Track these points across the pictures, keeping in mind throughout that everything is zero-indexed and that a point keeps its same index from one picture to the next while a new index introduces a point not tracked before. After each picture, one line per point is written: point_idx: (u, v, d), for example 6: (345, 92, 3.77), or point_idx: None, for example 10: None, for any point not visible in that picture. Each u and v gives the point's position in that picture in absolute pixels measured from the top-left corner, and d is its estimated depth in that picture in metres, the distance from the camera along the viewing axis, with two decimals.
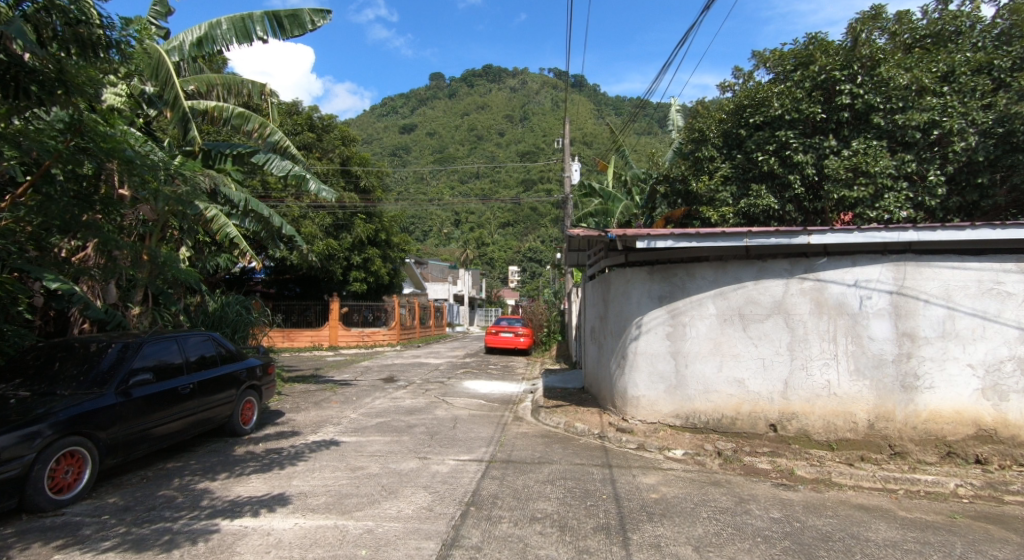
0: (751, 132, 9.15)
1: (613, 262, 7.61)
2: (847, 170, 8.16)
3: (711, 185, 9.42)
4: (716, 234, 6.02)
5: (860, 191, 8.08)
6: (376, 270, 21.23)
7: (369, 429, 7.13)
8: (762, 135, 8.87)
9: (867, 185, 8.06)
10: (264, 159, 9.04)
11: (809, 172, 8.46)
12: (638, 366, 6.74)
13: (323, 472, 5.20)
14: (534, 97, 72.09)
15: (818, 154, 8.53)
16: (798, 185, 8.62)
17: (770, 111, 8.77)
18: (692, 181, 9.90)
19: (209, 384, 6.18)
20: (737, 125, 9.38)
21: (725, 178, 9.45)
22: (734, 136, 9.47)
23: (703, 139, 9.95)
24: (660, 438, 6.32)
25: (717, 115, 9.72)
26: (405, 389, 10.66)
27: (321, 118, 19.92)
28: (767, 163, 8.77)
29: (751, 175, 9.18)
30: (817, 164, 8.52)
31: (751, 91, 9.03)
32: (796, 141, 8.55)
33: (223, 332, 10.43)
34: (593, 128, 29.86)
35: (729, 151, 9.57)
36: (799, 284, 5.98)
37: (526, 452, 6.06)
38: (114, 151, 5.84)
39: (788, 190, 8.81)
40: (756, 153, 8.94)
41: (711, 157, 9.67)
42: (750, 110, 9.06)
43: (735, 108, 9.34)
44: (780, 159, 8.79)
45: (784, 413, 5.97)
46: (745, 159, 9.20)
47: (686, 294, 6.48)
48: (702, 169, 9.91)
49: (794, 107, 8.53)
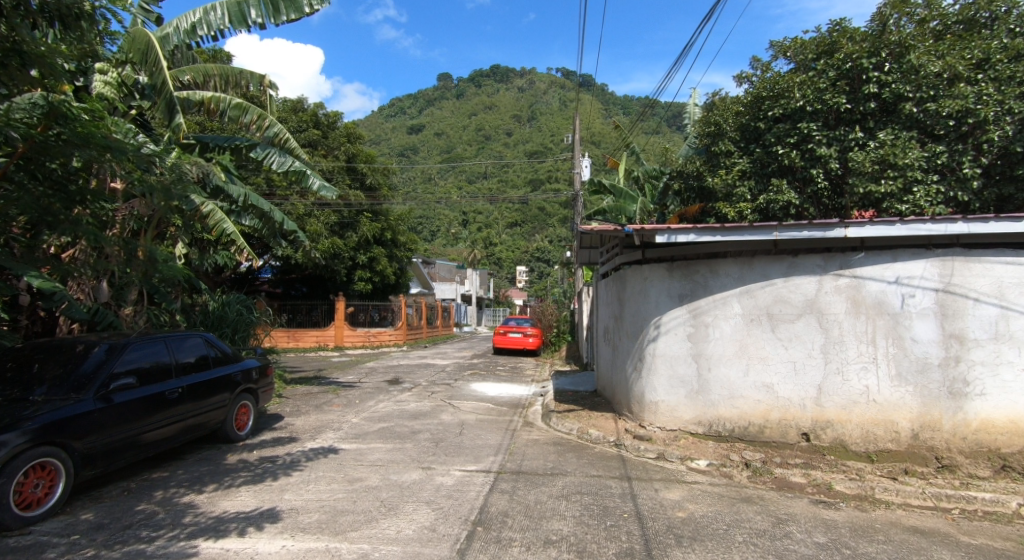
0: (770, 125, 8.70)
1: (628, 258, 7.19)
2: (875, 162, 7.62)
3: (729, 180, 8.91)
4: (743, 227, 5.60)
5: (890, 184, 7.55)
6: (382, 269, 20.85)
7: (371, 436, 6.73)
8: (783, 128, 8.40)
9: (896, 178, 7.54)
10: (263, 153, 8.65)
11: (833, 165, 7.98)
12: (657, 370, 6.34)
13: (319, 484, 4.79)
14: (542, 96, 71.36)
15: (841, 147, 8.09)
16: (821, 180, 8.14)
17: (790, 102, 8.31)
18: (708, 176, 9.40)
19: (200, 388, 5.79)
20: (755, 117, 8.92)
21: (743, 173, 8.94)
22: (752, 129, 9.01)
23: (720, 133, 9.48)
24: (681, 447, 5.91)
25: (734, 106, 9.27)
26: (409, 392, 10.26)
27: (326, 115, 19.58)
28: (788, 157, 8.31)
29: (770, 169, 8.67)
30: (841, 158, 8.07)
31: (770, 81, 8.59)
32: (819, 133, 8.08)
33: (223, 333, 10.07)
34: (602, 127, 29.48)
35: (747, 145, 9.09)
36: (834, 281, 5.52)
37: (538, 462, 5.62)
38: (90, 138, 5.39)
39: (810, 184, 8.35)
40: (776, 146, 8.47)
41: (729, 151, 9.18)
42: (770, 102, 8.62)
43: (753, 99, 8.89)
44: (802, 152, 8.33)
45: (818, 422, 5.52)
46: (765, 152, 8.71)
47: (709, 292, 6.06)
48: (719, 165, 9.41)
49: (817, 98, 8.07)
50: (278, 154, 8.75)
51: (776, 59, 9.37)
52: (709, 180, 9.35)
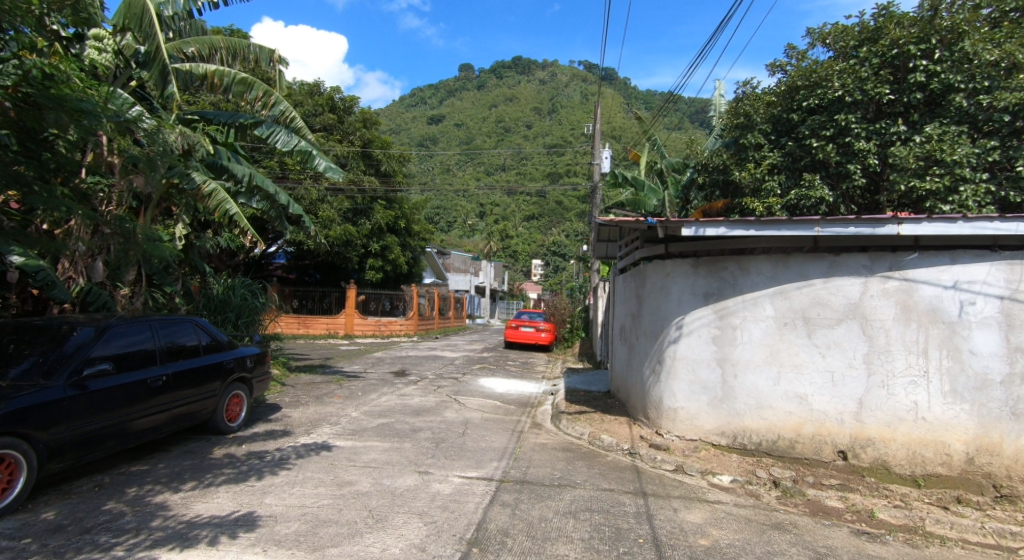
0: (804, 116, 8.06)
1: (649, 252, 6.69)
2: (919, 158, 6.96)
3: (758, 174, 8.31)
4: (781, 220, 5.08)
5: (935, 180, 6.82)
6: (394, 258, 20.47)
7: (368, 433, 6.32)
8: (818, 120, 7.78)
9: (942, 176, 6.82)
10: (268, 131, 8.26)
11: (872, 161, 7.29)
12: (677, 374, 5.87)
13: (305, 487, 4.36)
14: (563, 89, 70.26)
15: (882, 142, 7.42)
16: (859, 176, 7.44)
17: (828, 92, 7.69)
18: (735, 170, 8.80)
19: (188, 377, 5.41)
20: (788, 108, 8.31)
21: (773, 167, 8.33)
22: (785, 121, 8.39)
23: (750, 125, 8.90)
24: (702, 460, 5.43)
25: (766, 96, 8.69)
26: (414, 386, 9.85)
27: (343, 99, 19.19)
28: (822, 151, 7.64)
29: (803, 163, 8.00)
30: (881, 153, 7.39)
31: (806, 69, 7.97)
32: (858, 126, 7.42)
33: (227, 318, 9.74)
34: (624, 121, 28.71)
35: (779, 138, 8.50)
36: (881, 284, 4.97)
37: (544, 470, 5.15)
38: (59, 101, 4.84)
39: (846, 180, 7.61)
40: (810, 139, 7.82)
41: (758, 144, 8.63)
42: (805, 92, 8.00)
43: (788, 88, 8.28)
44: (838, 146, 7.65)
45: (857, 439, 4.99)
46: (797, 146, 8.07)
47: (738, 291, 5.57)
48: (747, 158, 8.81)
49: (858, 87, 7.44)
50: (282, 133, 8.32)
51: (812, 47, 8.75)
52: (736, 174, 8.75)
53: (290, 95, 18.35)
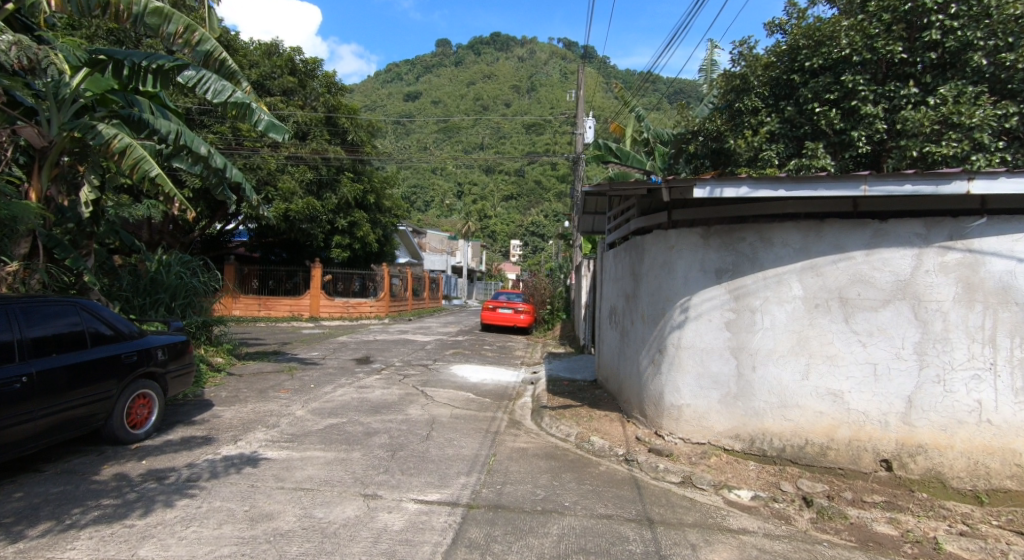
0: (806, 78, 7.04)
1: (647, 222, 5.70)
2: (934, 122, 6.01)
3: (754, 142, 7.25)
4: (818, 177, 4.10)
5: (953, 146, 5.87)
6: (363, 236, 18.97)
7: (310, 439, 5.19)
8: (821, 81, 6.75)
9: (960, 141, 5.91)
10: (195, 77, 7.03)
11: (878, 128, 6.37)
12: (682, 366, 4.91)
13: (203, 527, 3.26)
14: (542, 65, 68.39)
15: (891, 106, 6.48)
16: (863, 144, 6.50)
17: (834, 51, 6.68)
18: (729, 138, 7.75)
19: (66, 376, 4.22)
20: (788, 70, 7.25)
21: (771, 135, 7.26)
22: (785, 84, 7.35)
23: (744, 88, 7.76)
24: (713, 470, 4.51)
25: (763, 57, 7.51)
26: (376, 376, 8.74)
27: (304, 61, 17.60)
28: (825, 117, 6.72)
29: (804, 131, 7.04)
30: (889, 119, 6.50)
31: (811, 27, 6.89)
32: (867, 88, 6.46)
33: (159, 299, 8.47)
34: (606, 96, 27.48)
35: (777, 102, 7.45)
36: (939, 256, 4.04)
37: (522, 488, 4.13)
38: None
39: (850, 150, 6.68)
40: (812, 104, 6.83)
41: (754, 109, 7.54)
42: (808, 51, 6.92)
43: (788, 48, 7.19)
44: (842, 112, 6.72)
45: (905, 446, 4.10)
46: (797, 111, 7.07)
47: (758, 267, 4.61)
48: (742, 126, 7.75)
49: (867, 46, 6.49)
50: (213, 78, 7.04)
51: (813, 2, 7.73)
52: (729, 143, 7.70)
53: (246, 56, 16.73)
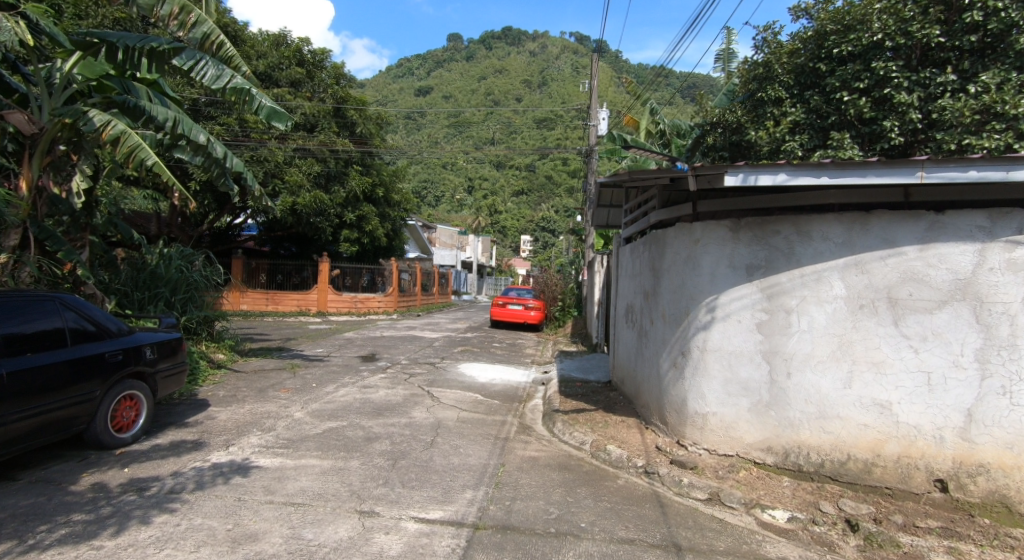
0: (834, 66, 6.53)
1: (668, 214, 5.29)
2: (975, 111, 5.58)
3: (777, 134, 6.79)
4: (866, 163, 3.66)
5: (993, 138, 5.43)
6: (372, 230, 18.64)
7: (306, 445, 4.84)
8: (850, 69, 6.28)
9: (1002, 132, 5.45)
10: (190, 62, 6.55)
11: (913, 117, 5.89)
12: (708, 371, 4.50)
13: (179, 550, 2.91)
14: (554, 60, 67.71)
15: (927, 95, 5.96)
16: (895, 135, 6.03)
17: (864, 37, 6.17)
18: (749, 131, 7.25)
19: (42, 377, 3.89)
20: (814, 57, 6.72)
21: (795, 126, 6.79)
22: (810, 72, 6.79)
23: (769, 76, 7.24)
24: (744, 487, 4.10)
25: (788, 44, 7.01)
26: (382, 375, 8.39)
27: (312, 52, 17.28)
28: (854, 107, 6.23)
29: (830, 122, 6.56)
30: (923, 108, 5.97)
31: (837, 13, 6.41)
32: (901, 75, 5.96)
33: (158, 293, 8.17)
34: (620, 90, 26.91)
35: (802, 92, 6.90)
36: (1005, 252, 3.59)
37: (534, 506, 3.75)
38: None
39: (881, 141, 6.18)
40: (839, 93, 6.37)
41: (778, 99, 7.02)
42: (837, 37, 6.43)
43: (815, 34, 6.69)
44: (873, 101, 6.24)
45: (963, 465, 3.68)
46: (824, 100, 6.59)
47: (794, 263, 4.18)
48: (763, 117, 7.24)
49: (901, 30, 5.97)
50: (209, 63, 6.62)
51: None
52: (749, 135, 7.19)
53: (253, 46, 16.45)
